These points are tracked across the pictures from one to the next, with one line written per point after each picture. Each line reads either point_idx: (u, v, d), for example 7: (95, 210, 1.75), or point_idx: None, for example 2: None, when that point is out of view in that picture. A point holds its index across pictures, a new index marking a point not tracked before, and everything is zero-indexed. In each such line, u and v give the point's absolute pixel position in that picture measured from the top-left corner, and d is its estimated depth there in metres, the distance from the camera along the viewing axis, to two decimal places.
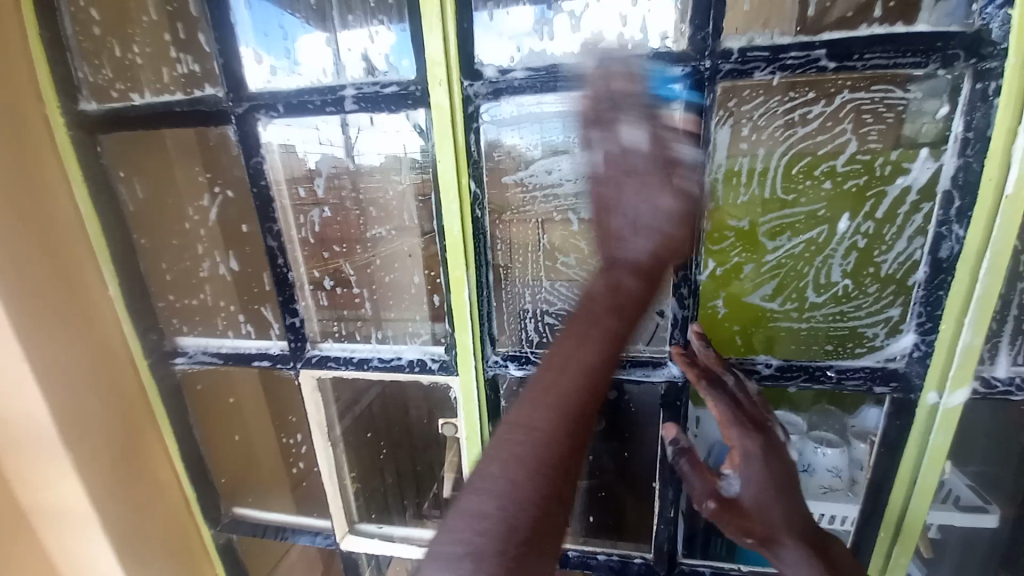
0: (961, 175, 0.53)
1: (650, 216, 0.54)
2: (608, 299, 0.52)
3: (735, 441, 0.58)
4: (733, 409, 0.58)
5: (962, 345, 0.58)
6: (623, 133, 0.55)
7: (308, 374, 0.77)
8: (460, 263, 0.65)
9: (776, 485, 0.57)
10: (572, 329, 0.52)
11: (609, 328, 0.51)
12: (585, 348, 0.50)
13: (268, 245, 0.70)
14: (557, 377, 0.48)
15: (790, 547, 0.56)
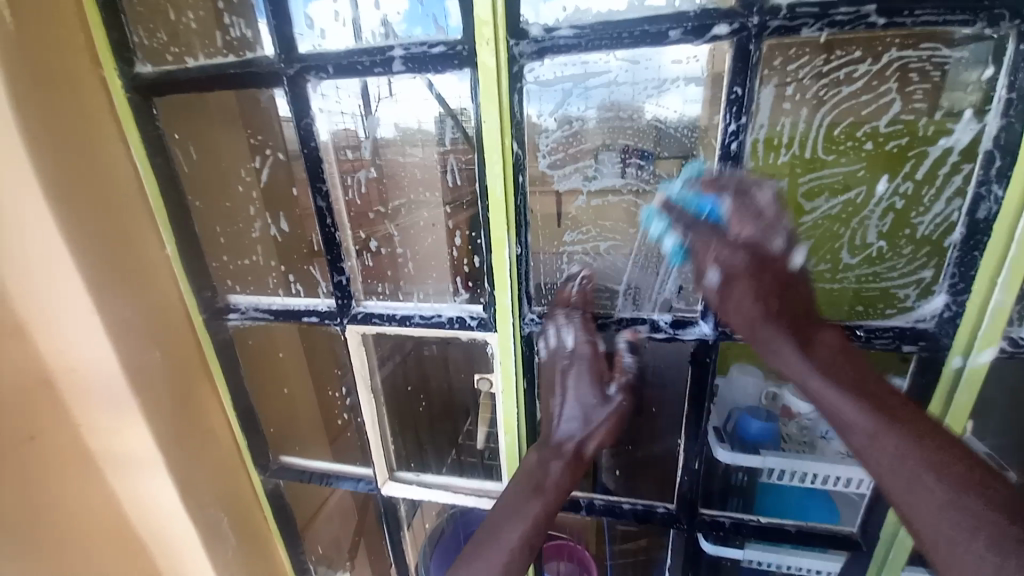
0: (1003, 136, 0.53)
1: (579, 408, 0.71)
2: (535, 480, 0.69)
3: (713, 261, 0.59)
4: (716, 233, 0.60)
5: (992, 306, 0.59)
6: (563, 337, 0.69)
7: (353, 331, 0.81)
8: (502, 225, 0.68)
9: (766, 293, 0.58)
10: (506, 503, 0.68)
11: (536, 506, 0.67)
12: (513, 525, 0.66)
13: (317, 206, 0.73)
14: (490, 543, 0.65)
15: (784, 346, 0.59)
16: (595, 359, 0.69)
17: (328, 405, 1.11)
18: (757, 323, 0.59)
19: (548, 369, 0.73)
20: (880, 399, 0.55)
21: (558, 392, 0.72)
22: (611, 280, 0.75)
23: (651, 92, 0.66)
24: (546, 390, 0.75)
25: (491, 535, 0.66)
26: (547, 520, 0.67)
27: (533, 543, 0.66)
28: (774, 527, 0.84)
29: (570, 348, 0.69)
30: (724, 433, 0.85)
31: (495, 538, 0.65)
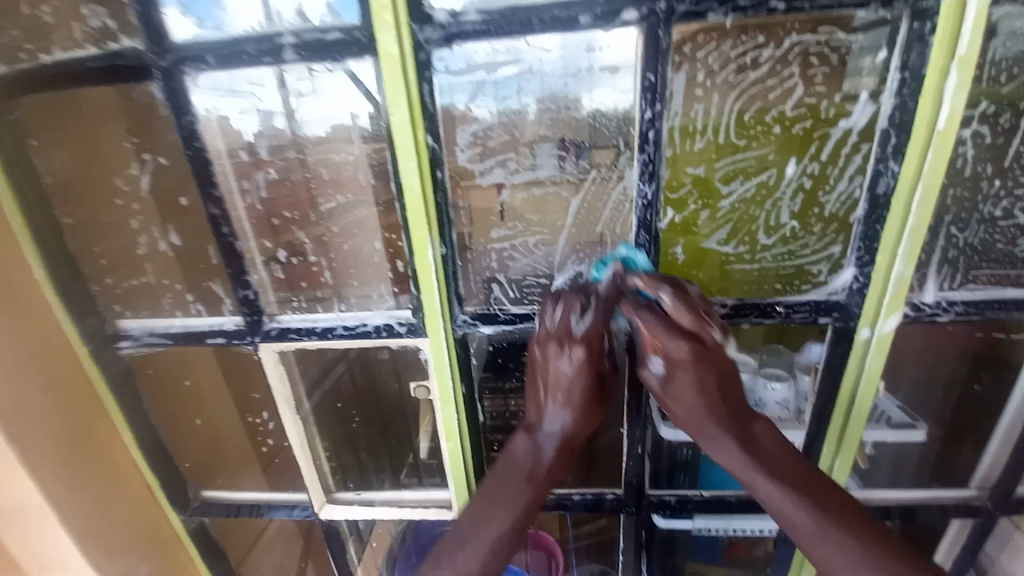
0: (897, 115, 0.56)
1: (571, 406, 0.63)
2: (524, 468, 0.64)
3: (666, 346, 0.58)
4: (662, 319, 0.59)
5: (894, 276, 0.63)
6: (549, 319, 0.63)
7: (268, 349, 0.73)
8: (422, 225, 0.63)
9: (705, 384, 0.59)
10: (490, 493, 0.64)
11: (525, 497, 0.64)
12: (500, 517, 0.63)
13: (210, 213, 0.65)
14: (469, 542, 0.62)
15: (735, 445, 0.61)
16: (600, 348, 0.62)
17: (254, 429, 0.99)
18: (693, 416, 0.61)
19: (544, 365, 0.63)
20: (824, 497, 0.59)
21: (547, 389, 0.64)
22: (546, 274, 0.71)
23: (571, 79, 0.62)
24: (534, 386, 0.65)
25: (468, 536, 0.63)
26: (535, 510, 0.64)
27: (520, 536, 0.63)
28: (716, 499, 0.87)
29: (579, 334, 0.61)
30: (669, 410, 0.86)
31: (470, 541, 0.62)
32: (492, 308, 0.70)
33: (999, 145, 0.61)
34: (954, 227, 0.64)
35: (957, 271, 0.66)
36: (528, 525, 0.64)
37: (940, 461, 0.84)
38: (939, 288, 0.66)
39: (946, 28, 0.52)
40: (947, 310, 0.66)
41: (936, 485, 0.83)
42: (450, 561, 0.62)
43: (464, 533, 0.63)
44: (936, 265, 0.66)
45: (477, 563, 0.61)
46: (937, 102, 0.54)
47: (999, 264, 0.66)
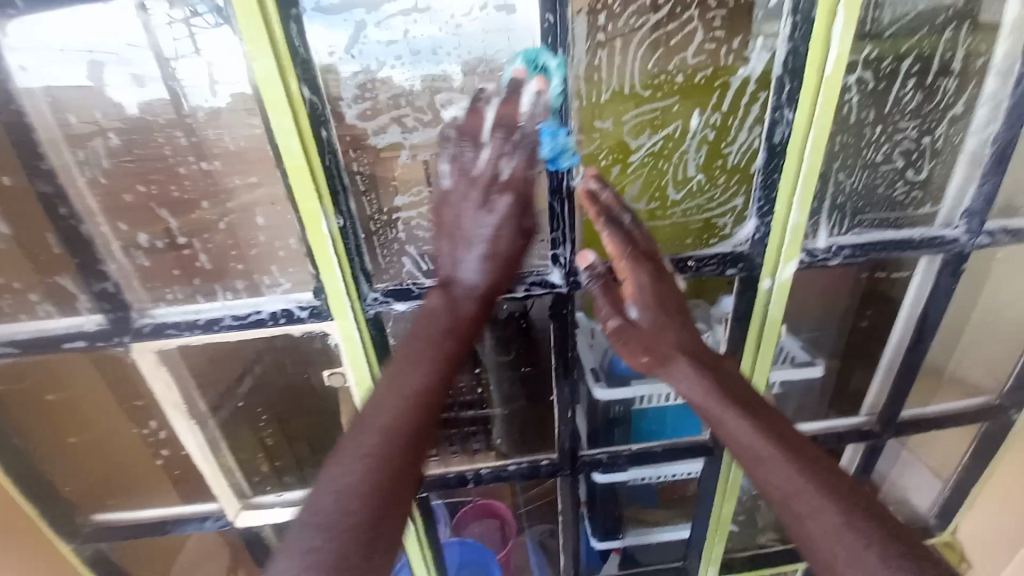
0: (790, 60, 0.57)
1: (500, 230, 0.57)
2: (441, 322, 0.57)
3: (627, 272, 0.61)
4: (625, 240, 0.61)
5: (791, 225, 0.65)
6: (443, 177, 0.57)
7: (143, 348, 0.64)
8: (311, 193, 0.56)
9: (667, 310, 0.61)
10: (405, 354, 0.55)
11: (443, 348, 0.56)
12: (414, 371, 0.53)
13: (41, 191, 0.54)
14: (388, 397, 0.52)
15: (692, 377, 0.60)
16: (527, 196, 0.57)
17: (139, 444, 0.81)
18: (651, 346, 0.61)
19: (455, 224, 0.57)
20: (805, 451, 0.54)
21: (463, 241, 0.57)
22: None
23: (461, 16, 0.55)
24: (441, 239, 0.58)
25: (388, 390, 0.52)
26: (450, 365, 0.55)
27: (440, 384, 0.54)
28: (645, 452, 0.90)
29: (506, 180, 0.56)
30: (600, 372, 0.92)
31: (388, 397, 0.52)
32: (404, 283, 0.66)
33: (880, 91, 0.64)
34: (842, 173, 0.68)
35: (845, 217, 0.71)
36: (451, 376, 0.55)
37: (838, 391, 0.92)
38: (830, 234, 0.71)
39: None
40: (837, 255, 0.71)
41: (836, 415, 0.91)
42: (366, 423, 0.50)
43: (385, 385, 0.53)
44: (827, 213, 0.69)
45: (398, 420, 0.50)
46: (826, 48, 0.56)
47: (880, 209, 0.71)
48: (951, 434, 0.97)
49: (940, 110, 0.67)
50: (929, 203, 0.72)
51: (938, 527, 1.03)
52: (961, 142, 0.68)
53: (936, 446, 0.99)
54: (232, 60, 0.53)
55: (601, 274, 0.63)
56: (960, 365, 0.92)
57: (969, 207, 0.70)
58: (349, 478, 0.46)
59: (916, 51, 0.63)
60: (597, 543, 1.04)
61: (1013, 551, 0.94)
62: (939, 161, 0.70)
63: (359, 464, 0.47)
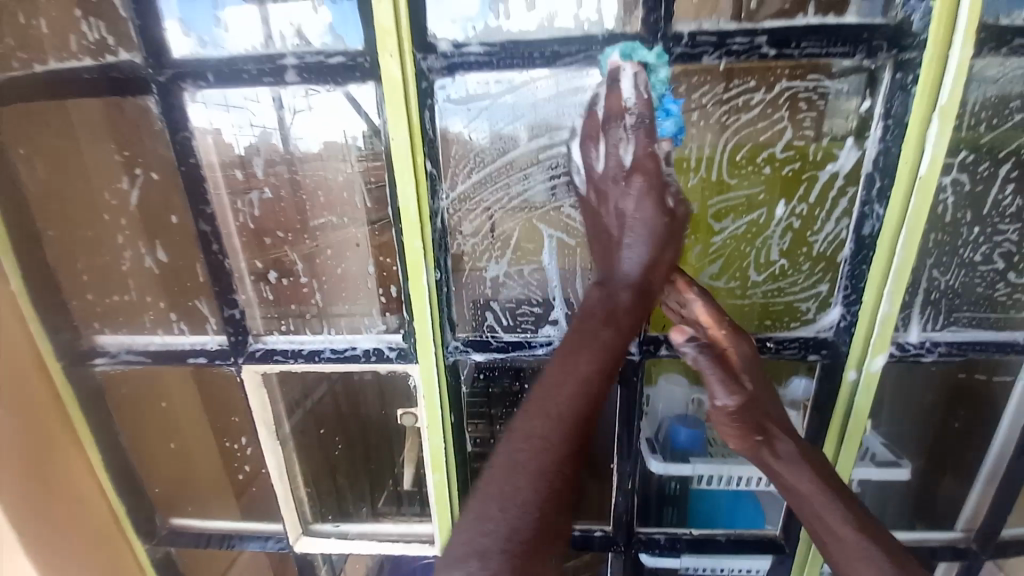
0: (881, 159, 0.59)
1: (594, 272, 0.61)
2: (600, 315, 0.57)
3: (730, 342, 0.62)
4: (721, 314, 0.62)
5: (880, 315, 0.64)
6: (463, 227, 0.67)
7: (251, 370, 0.72)
8: (417, 247, 0.63)
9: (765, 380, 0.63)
10: (570, 340, 0.56)
11: (612, 350, 0.55)
12: (581, 357, 0.54)
13: (200, 230, 0.64)
14: (554, 389, 0.52)
15: (785, 459, 0.62)
16: (661, 177, 0.57)
17: (228, 455, 0.90)
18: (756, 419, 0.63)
19: (595, 215, 0.61)
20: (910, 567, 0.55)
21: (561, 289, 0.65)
22: (537, 300, 0.70)
23: (573, 109, 0.61)
24: (600, 247, 0.60)
25: (544, 404, 0.52)
26: (616, 352, 0.55)
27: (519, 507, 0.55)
28: (705, 538, 0.86)
29: (629, 162, 0.57)
30: (656, 443, 0.87)
31: (539, 405, 0.52)
32: (483, 334, 0.70)
33: (978, 192, 0.63)
34: (935, 269, 0.66)
35: (940, 313, 0.68)
36: (616, 367, 0.55)
37: (926, 498, 0.84)
38: (922, 329, 0.68)
39: (928, 80, 0.55)
40: (931, 351, 0.68)
41: (924, 526, 0.83)
42: (525, 421, 0.52)
43: (538, 395, 0.53)
44: (920, 307, 0.67)
45: (556, 414, 0.51)
46: (919, 149, 0.57)
47: (980, 307, 0.68)
48: None
49: None
50: None
51: None
52: None
53: None
54: (363, 137, 0.62)
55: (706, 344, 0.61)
56: None
57: None
58: None
59: (1015, 155, 0.62)
60: None
61: None
62: None
63: (530, 451, 0.50)
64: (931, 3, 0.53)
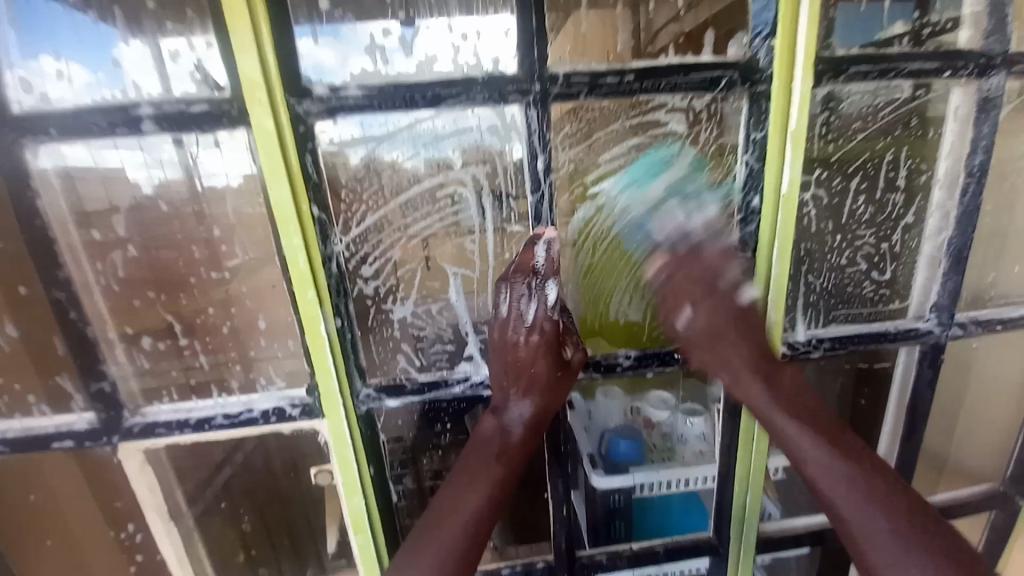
0: (750, 180, 0.64)
1: (531, 393, 0.66)
2: (494, 447, 0.65)
3: (526, 343, 0.64)
4: (678, 266, 0.66)
5: (768, 324, 0.70)
6: (362, 285, 0.64)
7: (130, 448, 0.66)
8: (312, 298, 0.59)
9: (543, 389, 0.66)
10: (462, 475, 0.64)
11: (495, 474, 0.64)
12: (469, 495, 0.62)
13: (53, 298, 0.58)
14: (446, 522, 0.61)
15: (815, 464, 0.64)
16: (556, 337, 0.66)
17: (113, 549, 0.74)
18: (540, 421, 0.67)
19: (510, 351, 0.65)
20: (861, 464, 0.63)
21: (513, 378, 0.65)
22: (448, 338, 0.69)
23: (486, 130, 0.61)
24: (505, 378, 0.65)
25: (442, 523, 0.61)
26: (505, 486, 0.64)
27: (477, 534, 0.61)
28: (646, 551, 0.87)
29: (530, 321, 0.64)
30: (598, 458, 0.89)
31: (453, 510, 0.62)
32: (398, 378, 0.68)
33: (836, 204, 0.71)
34: (811, 275, 0.73)
35: (820, 312, 0.74)
36: (501, 499, 0.64)
37: None
38: (808, 327, 0.74)
39: (778, 108, 0.61)
40: (817, 348, 0.74)
41: None
42: (425, 546, 0.60)
43: (430, 530, 0.61)
44: (801, 309, 0.73)
45: (452, 542, 0.60)
46: (780, 170, 0.63)
47: (853, 305, 0.75)
48: (962, 524, 0.94)
49: (893, 219, 0.73)
50: (898, 299, 0.77)
51: None
52: (919, 246, 0.75)
53: None
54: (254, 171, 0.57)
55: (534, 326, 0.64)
56: (957, 451, 0.90)
57: (937, 301, 0.75)
58: None
59: (863, 169, 0.70)
60: None
61: None
62: (899, 262, 0.75)
63: (460, 519, 0.61)
64: (772, 42, 0.59)
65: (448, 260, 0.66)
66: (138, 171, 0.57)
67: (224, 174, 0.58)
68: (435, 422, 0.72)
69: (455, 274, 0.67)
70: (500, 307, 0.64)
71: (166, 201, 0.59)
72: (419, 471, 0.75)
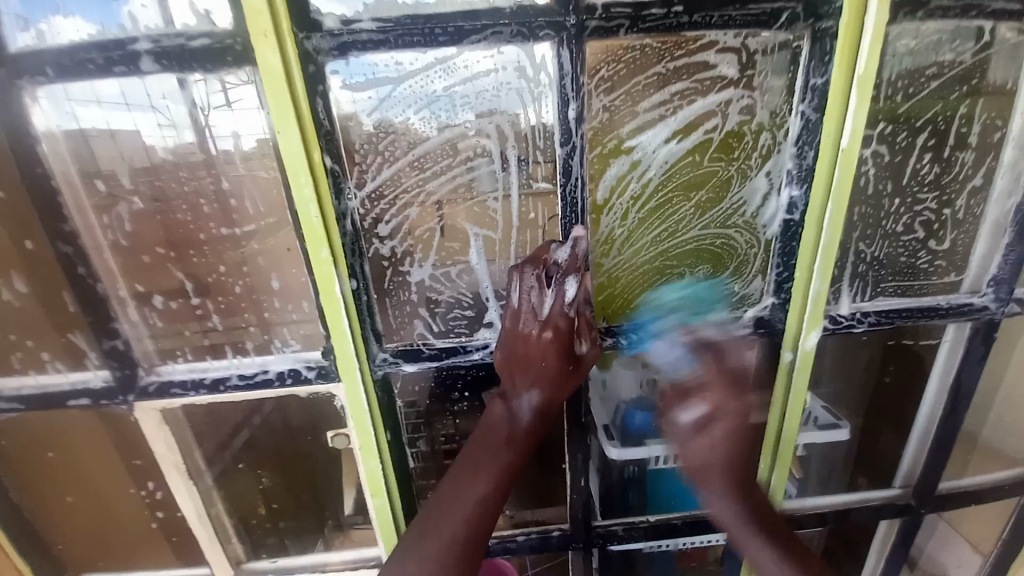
0: (806, 133, 0.59)
1: (541, 384, 0.63)
2: (502, 433, 0.63)
3: (538, 337, 0.61)
4: (716, 375, 0.62)
5: (812, 292, 0.65)
6: (378, 244, 0.60)
7: (146, 407, 0.65)
8: (325, 257, 0.56)
9: (552, 383, 0.63)
10: (468, 461, 0.62)
11: (503, 459, 0.62)
12: (477, 478, 0.61)
13: (60, 252, 0.56)
14: (452, 505, 0.59)
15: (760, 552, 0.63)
16: (571, 330, 0.62)
17: (135, 504, 0.76)
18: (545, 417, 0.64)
19: (520, 343, 0.62)
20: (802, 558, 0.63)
21: (522, 370, 0.63)
22: (468, 303, 0.65)
23: (511, 73, 0.55)
24: (514, 370, 0.63)
25: (448, 503, 0.59)
26: (512, 474, 0.62)
27: (482, 517, 0.60)
28: (663, 523, 0.86)
29: (545, 316, 0.61)
30: (613, 429, 0.85)
31: (459, 491, 0.60)
32: (415, 343, 0.65)
33: (897, 163, 0.64)
34: (862, 243, 0.67)
35: (868, 284, 0.69)
36: (507, 486, 0.62)
37: (870, 459, 0.86)
38: (853, 300, 0.69)
39: (845, 49, 0.54)
40: (861, 321, 0.69)
41: (868, 486, 0.86)
42: (431, 529, 0.58)
43: (437, 509, 0.59)
44: (848, 280, 0.68)
45: (457, 523, 0.58)
46: (841, 122, 0.57)
47: (904, 277, 0.70)
48: (991, 509, 0.90)
49: (958, 182, 0.66)
50: (953, 272, 0.70)
51: None
52: (983, 212, 0.67)
53: (975, 517, 0.91)
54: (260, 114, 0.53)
55: (545, 320, 0.61)
56: (999, 433, 0.86)
57: (996, 275, 0.69)
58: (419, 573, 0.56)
59: (932, 124, 0.63)
60: None
61: None
62: (961, 231, 0.68)
63: (466, 501, 0.59)
64: None
65: (470, 219, 0.61)
66: (137, 115, 0.53)
67: (228, 118, 0.53)
68: (455, 388, 0.70)
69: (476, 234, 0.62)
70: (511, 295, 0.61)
71: (171, 152, 0.55)
72: (434, 436, 0.73)
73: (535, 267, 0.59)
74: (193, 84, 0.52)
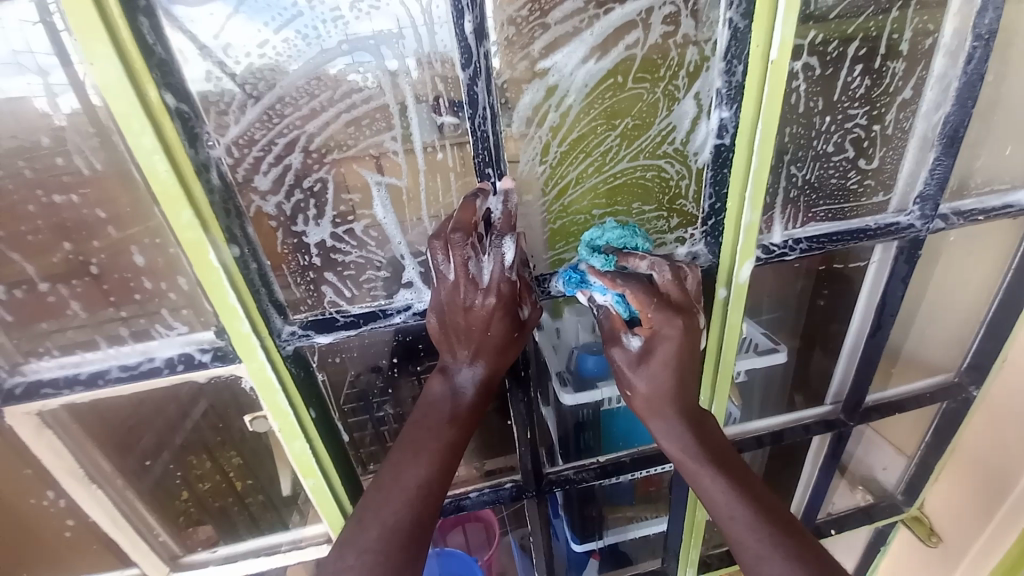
0: (733, 44, 0.52)
1: (481, 356, 0.59)
2: (443, 412, 0.60)
3: (478, 309, 0.57)
4: (649, 291, 0.57)
5: (744, 223, 0.61)
6: (263, 203, 0.52)
7: (16, 413, 0.56)
8: (191, 221, 0.47)
9: (494, 355, 0.60)
10: (407, 444, 0.58)
11: (445, 439, 0.58)
12: (414, 465, 0.57)
13: None
14: (387, 497, 0.55)
15: (708, 475, 0.59)
16: (513, 298, 0.57)
17: (39, 515, 0.69)
18: (488, 390, 0.61)
19: (461, 314, 0.57)
20: (750, 485, 0.59)
21: (460, 341, 0.59)
22: (381, 262, 0.59)
23: None
24: (452, 342, 0.59)
25: (385, 496, 0.55)
26: (452, 456, 0.58)
27: (426, 504, 0.55)
28: (614, 464, 0.84)
29: (485, 283, 0.56)
30: (568, 375, 0.86)
31: (397, 482, 0.56)
32: (324, 312, 0.58)
33: (829, 76, 0.60)
34: (793, 166, 0.64)
35: (800, 210, 0.67)
36: (451, 467, 0.58)
37: (798, 375, 0.90)
38: (785, 228, 0.67)
39: None
40: (794, 249, 0.67)
41: (802, 404, 0.90)
42: (369, 518, 0.54)
43: (374, 502, 0.55)
44: (780, 207, 0.66)
45: (394, 518, 0.54)
46: (770, 27, 0.51)
47: (835, 199, 0.68)
48: (910, 416, 0.96)
49: (889, 94, 0.63)
50: (881, 191, 0.69)
51: (906, 501, 1.02)
52: (911, 126, 0.65)
53: (900, 426, 0.98)
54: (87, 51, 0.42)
55: (487, 289, 0.56)
56: (919, 345, 0.92)
57: (922, 192, 0.67)
58: (360, 566, 0.51)
59: (863, 32, 0.59)
60: (575, 545, 1.01)
61: (982, 523, 0.94)
62: (890, 147, 0.66)
63: (406, 489, 0.55)
64: None
65: (368, 164, 0.53)
66: None
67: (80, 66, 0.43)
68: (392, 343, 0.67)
69: (378, 183, 0.55)
70: (440, 267, 0.54)
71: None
72: (391, 402, 0.73)
73: (467, 235, 0.52)
74: (34, 28, 0.41)
